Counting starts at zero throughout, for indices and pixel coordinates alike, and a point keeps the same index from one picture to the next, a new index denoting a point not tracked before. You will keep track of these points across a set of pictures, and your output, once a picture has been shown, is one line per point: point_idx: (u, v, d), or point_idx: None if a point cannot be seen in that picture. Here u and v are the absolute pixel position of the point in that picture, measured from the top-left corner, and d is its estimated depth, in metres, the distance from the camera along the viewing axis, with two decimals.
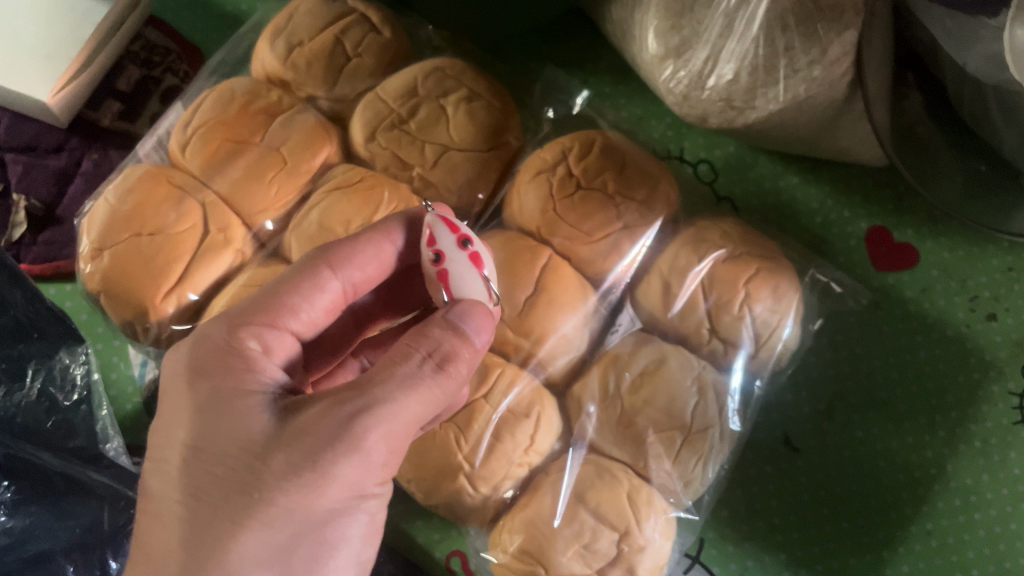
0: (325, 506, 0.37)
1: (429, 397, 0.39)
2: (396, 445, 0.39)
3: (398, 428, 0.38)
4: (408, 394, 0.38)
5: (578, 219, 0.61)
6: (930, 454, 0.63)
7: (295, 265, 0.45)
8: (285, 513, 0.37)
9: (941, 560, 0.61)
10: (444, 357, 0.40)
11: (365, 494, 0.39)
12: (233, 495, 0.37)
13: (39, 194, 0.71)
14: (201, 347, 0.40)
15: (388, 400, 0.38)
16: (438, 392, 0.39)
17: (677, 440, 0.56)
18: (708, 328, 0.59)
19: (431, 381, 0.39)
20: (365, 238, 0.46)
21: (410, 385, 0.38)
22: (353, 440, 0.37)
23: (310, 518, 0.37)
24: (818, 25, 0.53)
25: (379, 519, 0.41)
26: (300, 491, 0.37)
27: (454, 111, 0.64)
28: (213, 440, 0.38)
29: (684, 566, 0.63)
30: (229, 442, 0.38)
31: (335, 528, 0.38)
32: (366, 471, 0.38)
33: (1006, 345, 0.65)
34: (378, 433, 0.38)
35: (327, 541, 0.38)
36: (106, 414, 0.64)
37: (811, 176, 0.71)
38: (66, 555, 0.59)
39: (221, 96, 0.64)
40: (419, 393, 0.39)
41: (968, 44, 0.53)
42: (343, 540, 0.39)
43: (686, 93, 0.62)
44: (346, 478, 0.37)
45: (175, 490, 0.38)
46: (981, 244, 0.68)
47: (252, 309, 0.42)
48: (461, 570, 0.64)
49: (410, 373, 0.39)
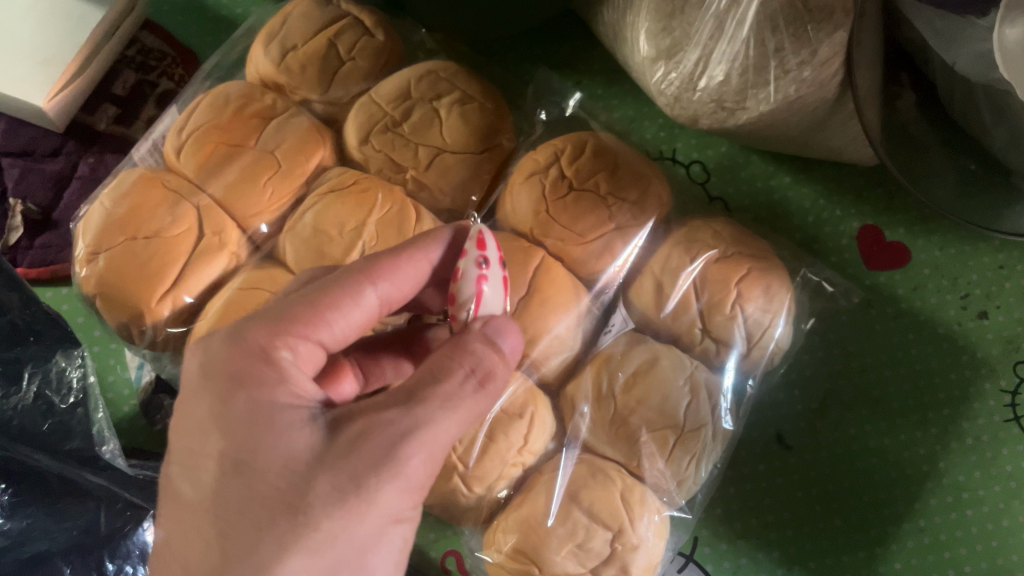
0: (367, 526, 0.38)
1: (468, 416, 0.41)
2: (433, 466, 0.40)
3: (438, 449, 0.40)
4: (449, 415, 0.40)
5: (570, 220, 0.61)
6: (922, 451, 0.64)
7: (333, 276, 0.44)
8: (328, 534, 0.37)
9: (934, 557, 0.61)
10: (484, 377, 0.41)
11: (404, 512, 0.40)
12: (274, 518, 0.37)
13: (36, 198, 0.72)
14: (239, 358, 0.40)
15: (433, 419, 0.39)
16: (475, 412, 0.41)
17: (670, 439, 0.56)
18: (700, 327, 0.60)
19: (471, 401, 0.41)
20: (406, 253, 0.46)
21: (452, 405, 0.40)
22: (399, 458, 0.38)
23: (353, 540, 0.37)
24: (807, 27, 0.53)
25: (408, 542, 0.42)
26: (344, 510, 0.37)
27: (447, 113, 0.65)
28: (252, 458, 0.38)
29: (679, 565, 0.64)
30: (265, 462, 0.38)
31: (375, 548, 0.39)
32: (409, 488, 0.39)
33: (997, 343, 0.66)
34: (422, 452, 0.39)
35: (365, 560, 0.38)
36: (102, 416, 0.61)
37: (802, 176, 0.71)
38: (63, 557, 0.60)
39: (215, 100, 0.64)
40: (460, 412, 0.40)
41: (955, 43, 0.54)
42: (380, 558, 0.39)
43: (677, 94, 0.64)
44: (392, 495, 0.38)
45: (207, 510, 0.38)
46: (971, 243, 0.68)
47: (290, 320, 0.41)
48: (457, 569, 0.64)
49: (453, 393, 0.40)
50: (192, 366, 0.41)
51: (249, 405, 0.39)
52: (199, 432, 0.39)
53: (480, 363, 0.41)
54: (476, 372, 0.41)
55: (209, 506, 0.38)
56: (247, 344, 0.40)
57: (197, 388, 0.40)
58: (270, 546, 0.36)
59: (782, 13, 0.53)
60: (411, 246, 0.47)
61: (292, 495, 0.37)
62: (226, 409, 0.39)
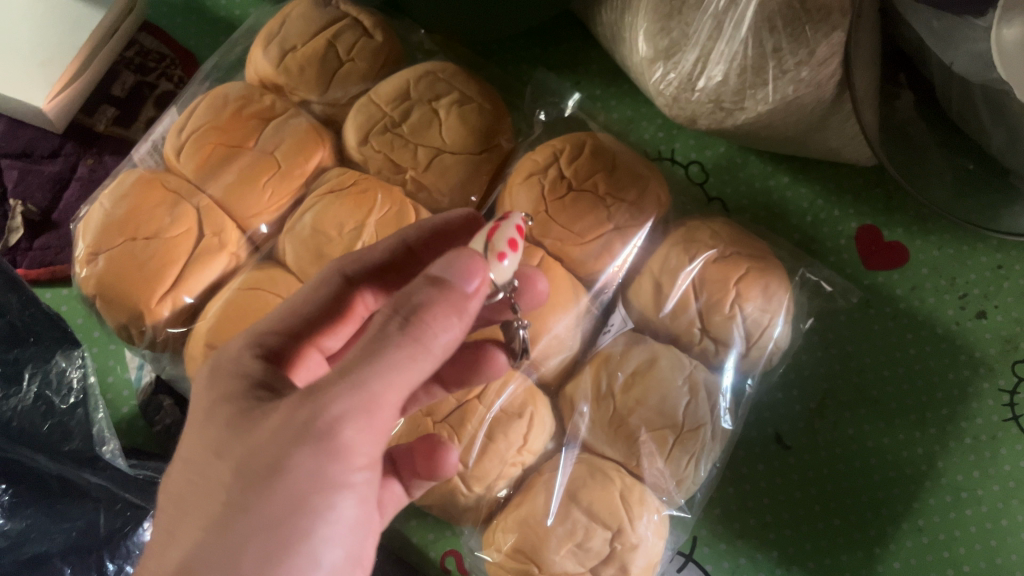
0: (289, 493, 0.34)
1: (402, 368, 0.36)
2: (365, 425, 0.36)
3: (365, 404, 0.35)
4: (369, 363, 0.35)
5: (569, 220, 0.61)
6: (920, 451, 0.64)
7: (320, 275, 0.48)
8: (247, 502, 0.34)
9: (933, 557, 0.61)
10: (415, 321, 0.36)
11: (339, 477, 0.36)
12: (208, 501, 0.35)
13: (35, 199, 0.72)
14: (218, 364, 0.40)
15: (353, 373, 0.35)
16: (407, 358, 0.36)
17: (670, 439, 0.57)
18: (699, 327, 0.60)
19: (397, 345, 0.36)
20: (384, 246, 0.49)
21: (374, 353, 0.35)
22: (316, 414, 0.35)
23: (275, 507, 0.34)
24: (805, 27, 0.53)
25: (359, 517, 0.38)
26: (262, 477, 0.34)
27: (446, 113, 0.65)
28: (200, 447, 0.37)
29: (678, 565, 0.64)
30: (205, 439, 0.37)
31: (306, 519, 0.35)
32: (333, 449, 0.35)
33: (995, 342, 0.66)
34: (343, 407, 0.35)
35: (298, 533, 0.35)
36: (102, 417, 0.61)
37: (801, 176, 0.71)
38: (62, 558, 0.60)
39: (214, 101, 0.64)
40: (387, 362, 0.35)
41: (953, 43, 0.54)
42: (318, 531, 0.35)
43: (676, 94, 0.64)
44: (314, 457, 0.35)
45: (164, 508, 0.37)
46: (970, 243, 0.68)
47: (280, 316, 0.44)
48: (456, 569, 0.64)
49: (378, 343, 0.36)
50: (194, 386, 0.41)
51: (208, 399, 0.39)
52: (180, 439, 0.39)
53: (413, 306, 0.36)
54: (406, 316, 0.36)
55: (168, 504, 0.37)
56: (226, 346, 0.41)
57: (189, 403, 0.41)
58: (199, 519, 0.35)
59: (780, 14, 0.53)
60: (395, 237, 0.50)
61: (221, 468, 0.35)
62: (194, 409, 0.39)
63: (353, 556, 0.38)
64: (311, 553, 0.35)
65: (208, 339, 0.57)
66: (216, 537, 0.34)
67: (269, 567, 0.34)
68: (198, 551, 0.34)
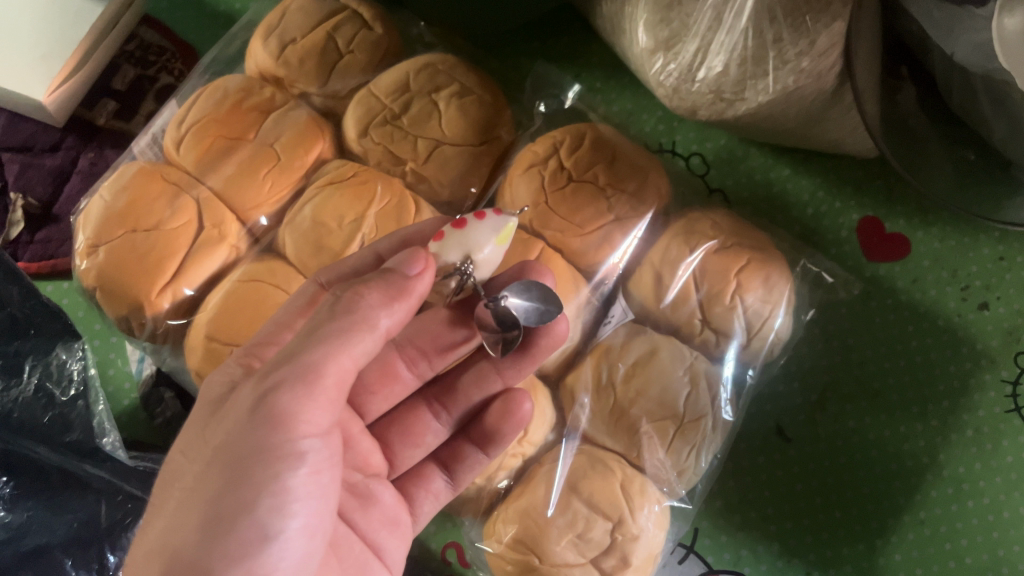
0: (239, 455, 0.37)
1: (340, 340, 0.39)
2: (312, 396, 0.38)
3: (309, 377, 0.38)
4: (311, 341, 0.39)
5: (569, 212, 0.61)
6: (923, 443, 0.64)
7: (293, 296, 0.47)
8: (210, 465, 0.38)
9: (934, 548, 0.61)
10: (350, 296, 0.40)
11: (287, 444, 0.38)
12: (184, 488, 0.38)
13: (37, 193, 0.72)
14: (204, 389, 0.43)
15: (296, 345, 0.39)
16: (347, 332, 0.39)
17: (671, 430, 0.56)
18: (700, 318, 0.60)
19: (338, 322, 0.39)
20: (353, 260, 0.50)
21: (315, 331, 0.39)
22: (261, 381, 0.38)
23: (228, 471, 0.37)
24: (805, 17, 0.53)
25: (320, 488, 0.40)
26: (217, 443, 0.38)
27: (446, 105, 0.65)
28: (184, 447, 0.41)
29: (679, 556, 0.63)
30: (190, 421, 0.42)
31: (261, 494, 0.37)
32: (272, 422, 0.37)
33: (998, 334, 0.65)
34: (282, 375, 0.38)
35: (246, 502, 0.37)
36: (103, 408, 0.62)
37: (802, 168, 0.71)
38: (64, 549, 0.59)
39: (214, 94, 0.64)
40: (323, 333, 0.39)
41: (954, 33, 0.53)
42: (268, 499, 0.37)
43: (676, 85, 0.63)
44: (258, 422, 0.37)
45: (154, 505, 0.40)
46: (971, 234, 0.68)
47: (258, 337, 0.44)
48: (457, 561, 0.64)
49: (319, 319, 0.40)
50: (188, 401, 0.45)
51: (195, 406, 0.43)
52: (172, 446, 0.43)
53: (355, 286, 0.41)
54: (342, 294, 0.41)
55: (156, 502, 0.40)
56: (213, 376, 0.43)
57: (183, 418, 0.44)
58: (177, 489, 0.39)
59: (780, 4, 0.53)
60: (367, 249, 0.50)
61: (195, 441, 0.40)
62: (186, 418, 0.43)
63: (311, 536, 0.39)
64: (262, 519, 0.37)
65: (209, 330, 0.57)
66: (189, 500, 0.38)
67: (219, 528, 0.36)
68: (175, 514, 0.38)
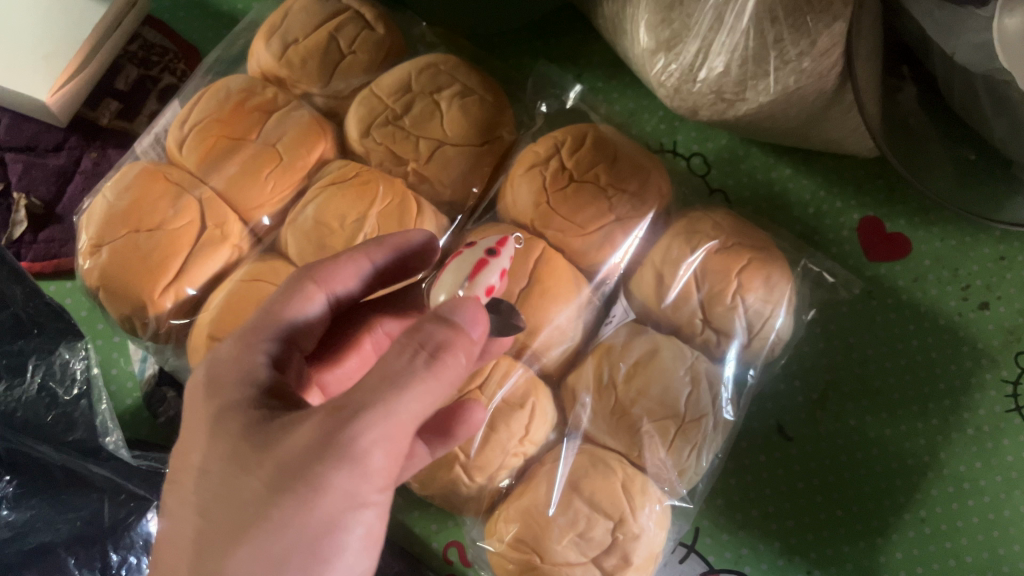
0: (320, 505, 0.37)
1: (421, 393, 0.39)
2: (392, 450, 0.39)
3: (396, 433, 0.38)
4: (401, 393, 0.38)
5: (570, 211, 0.61)
6: (923, 442, 0.64)
7: (284, 283, 0.48)
8: (276, 508, 0.37)
9: (935, 547, 0.62)
10: (438, 354, 0.40)
11: (366, 497, 0.38)
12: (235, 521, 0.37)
13: (40, 193, 0.72)
14: (221, 377, 0.43)
15: (377, 392, 0.38)
16: (430, 387, 0.39)
17: (672, 429, 0.57)
18: (701, 318, 0.60)
19: (424, 376, 0.39)
20: (346, 257, 0.50)
21: (403, 383, 0.38)
22: (342, 429, 0.37)
23: (306, 519, 0.37)
24: (807, 18, 0.53)
25: (377, 531, 0.41)
26: (287, 489, 0.36)
27: (447, 105, 0.65)
28: (225, 468, 0.39)
29: (680, 555, 0.64)
30: (227, 437, 0.39)
31: (331, 543, 0.38)
32: (359, 476, 0.38)
33: (998, 333, 0.66)
34: (371, 429, 0.37)
35: (318, 551, 0.37)
36: (106, 408, 0.62)
37: (803, 168, 0.71)
38: (66, 547, 0.59)
39: (216, 94, 0.64)
40: (408, 385, 0.38)
41: (956, 33, 0.53)
42: (338, 547, 0.38)
43: (677, 86, 0.64)
44: (347, 472, 0.37)
45: (187, 519, 0.39)
46: (972, 234, 0.68)
47: (257, 326, 0.46)
48: (458, 560, 0.65)
49: (404, 368, 0.39)
50: (201, 383, 0.43)
51: (224, 413, 0.41)
52: (191, 447, 0.41)
53: (438, 340, 0.40)
54: (431, 352, 0.39)
55: (190, 518, 0.39)
56: (218, 354, 0.44)
57: (201, 416, 0.42)
58: (227, 518, 0.37)
59: (781, 3, 0.52)
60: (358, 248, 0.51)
61: (248, 469, 0.38)
62: (213, 426, 0.40)
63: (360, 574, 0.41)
64: (329, 565, 0.38)
65: (211, 329, 0.57)
66: (247, 539, 0.36)
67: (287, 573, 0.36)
68: (230, 550, 0.37)
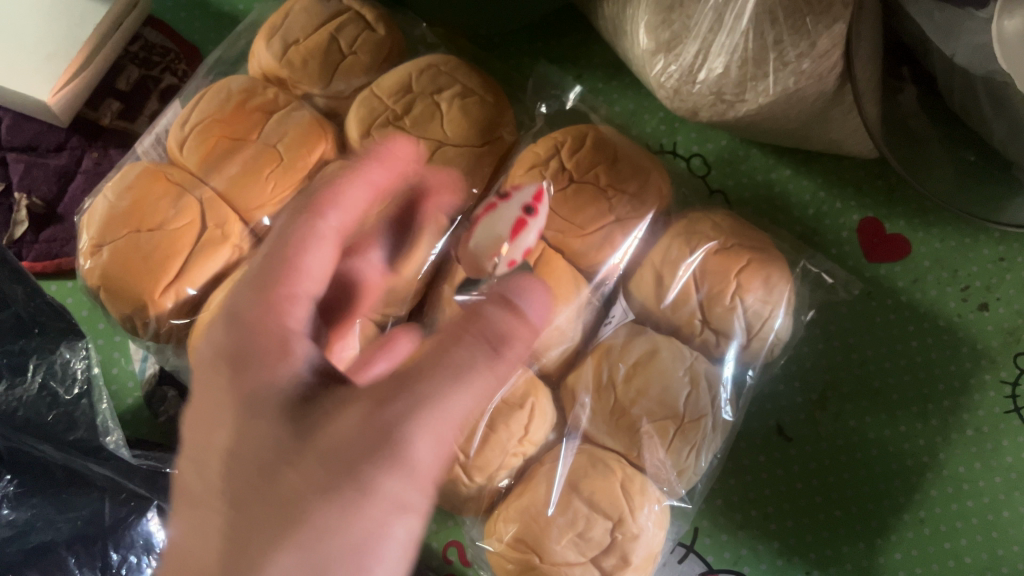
0: (369, 501, 0.38)
1: (470, 394, 0.41)
2: (439, 454, 0.41)
3: (446, 434, 0.40)
4: (458, 392, 0.40)
5: (570, 212, 0.61)
6: (922, 442, 0.64)
7: (279, 232, 0.48)
8: (326, 504, 0.38)
9: (934, 548, 0.62)
10: (495, 349, 0.43)
11: (410, 501, 0.40)
12: (277, 513, 0.38)
13: (41, 192, 0.73)
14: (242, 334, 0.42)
15: (432, 391, 0.40)
16: (483, 387, 0.42)
17: (671, 430, 0.57)
18: (700, 319, 0.60)
19: (482, 375, 0.42)
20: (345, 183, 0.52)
21: (461, 382, 0.41)
22: (398, 425, 0.39)
23: (353, 518, 0.38)
24: (805, 19, 0.53)
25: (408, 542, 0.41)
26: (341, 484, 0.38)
27: (448, 106, 0.65)
28: (266, 454, 0.39)
29: (679, 556, 0.64)
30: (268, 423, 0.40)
31: (372, 548, 0.38)
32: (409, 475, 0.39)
33: (998, 334, 0.66)
34: (426, 426, 0.39)
35: (360, 554, 0.38)
36: (106, 407, 0.62)
37: (803, 169, 0.71)
38: (67, 547, 0.59)
39: (217, 94, 0.65)
40: (465, 386, 0.41)
41: (954, 35, 0.54)
42: (380, 553, 0.39)
43: (677, 86, 0.64)
44: (398, 468, 0.39)
45: (216, 506, 0.39)
46: (971, 235, 0.68)
47: (267, 272, 0.45)
48: (458, 560, 0.65)
49: (463, 365, 0.41)
50: (219, 340, 0.42)
51: (253, 388, 0.41)
52: (218, 425, 0.41)
53: (493, 337, 0.43)
54: (487, 344, 0.42)
55: (222, 505, 0.39)
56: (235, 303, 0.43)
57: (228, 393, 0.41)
58: (268, 510, 0.38)
59: (781, 5, 0.53)
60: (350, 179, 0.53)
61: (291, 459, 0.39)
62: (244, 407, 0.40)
63: None
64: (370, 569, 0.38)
65: None
66: (294, 534, 0.37)
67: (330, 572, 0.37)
68: (271, 543, 0.37)
